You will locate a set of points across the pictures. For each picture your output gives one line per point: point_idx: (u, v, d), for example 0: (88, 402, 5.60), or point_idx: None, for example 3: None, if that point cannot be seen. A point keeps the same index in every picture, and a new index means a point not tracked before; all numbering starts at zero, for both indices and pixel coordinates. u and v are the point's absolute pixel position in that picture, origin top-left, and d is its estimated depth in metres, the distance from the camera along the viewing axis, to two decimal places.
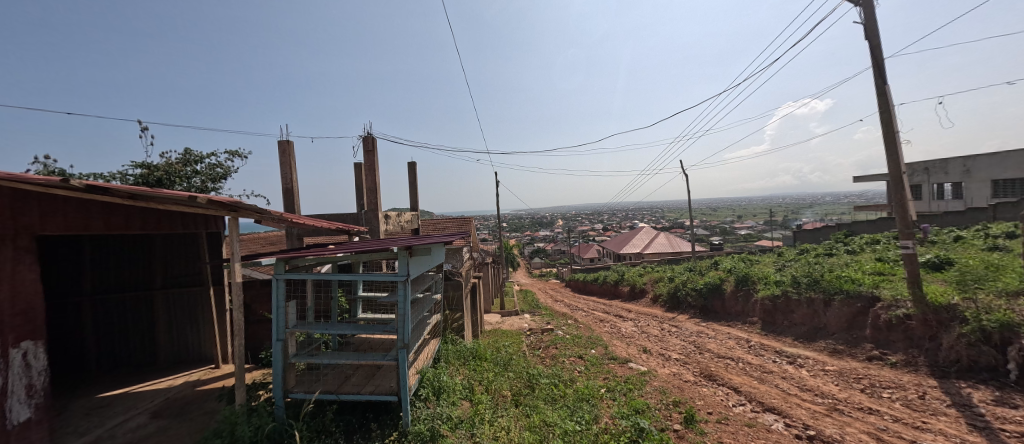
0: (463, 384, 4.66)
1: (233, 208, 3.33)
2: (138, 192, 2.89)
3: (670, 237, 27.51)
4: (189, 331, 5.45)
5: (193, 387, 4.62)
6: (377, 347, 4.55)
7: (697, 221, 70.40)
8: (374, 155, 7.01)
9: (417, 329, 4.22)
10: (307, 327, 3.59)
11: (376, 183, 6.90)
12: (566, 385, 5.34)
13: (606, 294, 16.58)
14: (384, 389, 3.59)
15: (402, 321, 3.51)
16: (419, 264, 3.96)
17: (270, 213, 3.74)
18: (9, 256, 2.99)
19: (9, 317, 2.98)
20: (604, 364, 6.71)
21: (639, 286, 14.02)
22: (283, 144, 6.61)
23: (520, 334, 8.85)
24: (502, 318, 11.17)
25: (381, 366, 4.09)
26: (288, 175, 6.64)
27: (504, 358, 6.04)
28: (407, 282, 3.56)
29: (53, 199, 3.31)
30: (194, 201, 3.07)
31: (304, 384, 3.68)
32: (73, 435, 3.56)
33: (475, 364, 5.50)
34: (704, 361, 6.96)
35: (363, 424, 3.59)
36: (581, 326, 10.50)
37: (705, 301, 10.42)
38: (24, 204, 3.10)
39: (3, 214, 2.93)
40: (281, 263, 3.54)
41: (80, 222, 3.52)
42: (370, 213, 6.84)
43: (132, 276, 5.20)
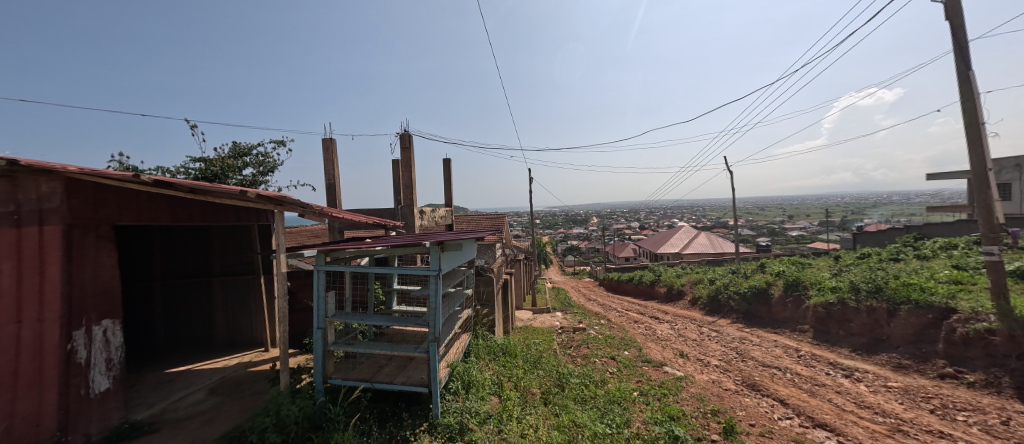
0: (493, 379, 4.68)
1: (279, 202, 3.54)
2: (197, 187, 3.15)
3: (711, 236, 26.18)
4: (241, 316, 5.86)
5: (244, 367, 4.99)
6: (410, 339, 4.67)
7: (741, 222, 66.56)
8: (410, 151, 7.18)
9: (448, 323, 4.29)
10: (344, 316, 3.76)
11: (412, 179, 7.07)
12: (597, 386, 5.23)
13: (641, 295, 16.07)
14: (415, 380, 3.68)
15: (433, 315, 3.58)
16: (451, 259, 4.03)
17: (313, 208, 3.93)
18: (91, 243, 3.36)
19: (92, 297, 3.37)
20: (637, 367, 6.49)
21: (677, 288, 13.46)
22: (326, 142, 6.95)
23: (551, 332, 8.78)
24: (534, 315, 11.13)
25: (413, 358, 4.19)
26: (330, 171, 6.98)
27: (534, 355, 6.01)
28: (439, 277, 3.63)
29: (127, 192, 3.67)
30: (244, 195, 3.29)
31: (341, 371, 3.85)
32: (143, 406, 3.96)
33: (505, 360, 5.52)
34: (747, 369, 6.54)
35: (395, 413, 3.70)
36: (614, 326, 10.23)
37: (750, 306, 9.81)
38: (104, 197, 3.47)
39: (86, 206, 3.30)
40: (322, 255, 3.72)
41: (150, 214, 3.87)
42: (405, 208, 7.04)
43: (194, 264, 5.71)
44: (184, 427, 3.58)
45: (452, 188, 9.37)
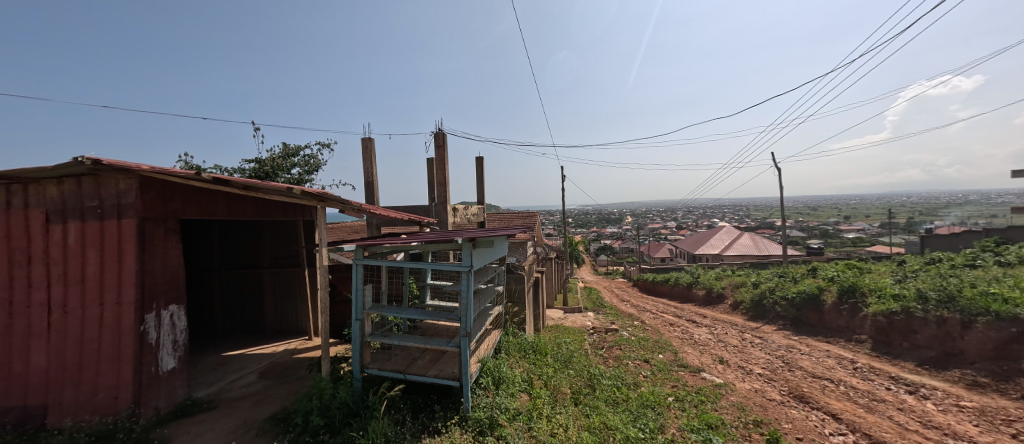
0: (523, 377, 4.68)
1: (321, 199, 3.72)
2: (250, 184, 3.38)
3: (755, 237, 24.74)
4: (288, 306, 6.22)
5: (290, 354, 5.32)
6: (442, 333, 4.79)
7: (789, 222, 62.35)
8: (444, 150, 7.33)
9: (480, 319, 4.34)
10: (381, 309, 3.90)
11: (445, 177, 7.22)
12: (629, 389, 5.10)
13: (678, 297, 15.47)
14: (447, 373, 3.76)
15: (465, 310, 3.64)
16: (482, 256, 4.07)
17: (353, 204, 4.11)
18: (161, 235, 3.71)
19: (162, 283, 3.72)
20: (673, 371, 6.26)
21: (717, 291, 12.83)
22: (365, 141, 7.25)
23: (583, 332, 8.66)
24: (565, 314, 11.01)
25: (445, 352, 4.28)
26: (369, 170, 7.27)
27: (565, 354, 5.94)
28: (470, 273, 3.69)
29: (190, 190, 4.02)
30: (290, 192, 3.50)
31: (378, 362, 4.01)
32: (203, 385, 4.33)
33: (536, 358, 5.50)
34: (795, 380, 6.09)
35: (427, 404, 3.79)
36: (648, 328, 9.92)
37: (798, 313, 9.16)
38: (171, 193, 3.82)
39: (158, 202, 3.65)
40: (361, 249, 3.88)
41: (209, 209, 4.19)
42: (439, 206, 7.20)
43: (247, 256, 6.14)
44: (237, 406, 3.87)
45: (484, 186, 9.48)
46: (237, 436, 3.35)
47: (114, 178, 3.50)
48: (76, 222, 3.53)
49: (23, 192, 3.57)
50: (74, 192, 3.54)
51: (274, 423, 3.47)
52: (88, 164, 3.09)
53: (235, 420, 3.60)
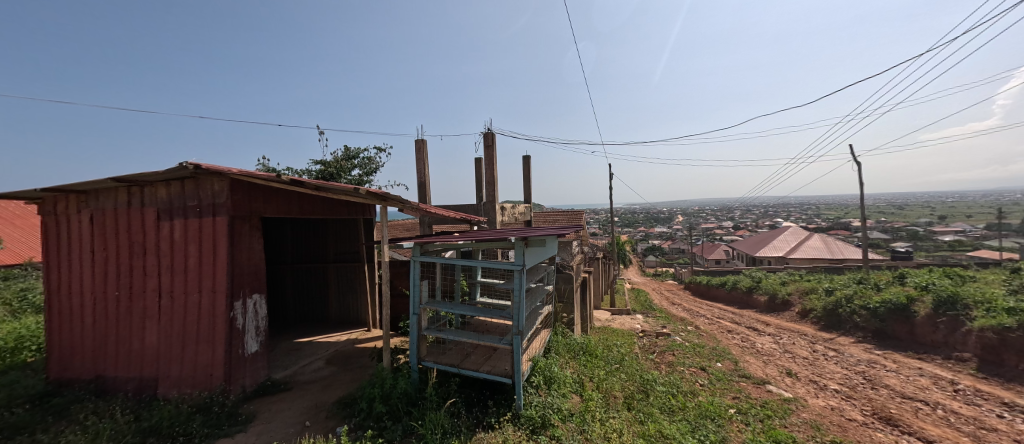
0: (574, 378, 4.62)
1: (383, 198, 3.94)
2: (321, 185, 3.66)
3: (826, 239, 22.44)
4: (349, 299, 6.62)
5: (353, 343, 5.70)
6: (493, 330, 4.86)
7: (868, 222, 55.68)
8: (492, 150, 7.44)
9: (531, 318, 4.34)
10: (436, 304, 4.05)
11: (494, 176, 7.32)
12: (686, 397, 4.85)
13: (735, 301, 14.43)
14: (499, 370, 3.82)
15: (517, 308, 3.66)
16: (534, 255, 4.07)
17: (412, 203, 4.30)
18: (247, 231, 4.13)
19: (247, 275, 4.13)
20: (733, 382, 5.85)
21: (782, 297, 11.80)
22: (419, 142, 7.56)
23: (632, 335, 8.38)
24: (612, 316, 10.72)
25: (497, 349, 4.34)
26: (422, 170, 7.57)
27: (616, 357, 5.78)
28: (523, 271, 3.70)
29: (270, 191, 4.42)
30: (356, 192, 3.74)
31: (433, 355, 4.16)
32: (280, 367, 4.78)
33: (586, 359, 5.41)
34: (880, 400, 5.43)
35: (481, 399, 3.87)
36: (703, 334, 9.36)
37: (882, 324, 8.15)
38: (255, 193, 4.23)
39: (245, 201, 4.06)
40: (417, 247, 4.05)
41: (285, 208, 4.58)
42: (488, 204, 7.32)
43: (314, 251, 6.65)
44: (309, 389, 4.23)
45: (531, 186, 9.49)
46: (310, 416, 3.65)
47: (210, 180, 3.96)
48: (180, 219, 4.03)
49: (141, 193, 4.16)
50: (178, 193, 4.05)
51: (341, 407, 3.74)
52: (190, 168, 3.51)
53: (308, 402, 3.93)
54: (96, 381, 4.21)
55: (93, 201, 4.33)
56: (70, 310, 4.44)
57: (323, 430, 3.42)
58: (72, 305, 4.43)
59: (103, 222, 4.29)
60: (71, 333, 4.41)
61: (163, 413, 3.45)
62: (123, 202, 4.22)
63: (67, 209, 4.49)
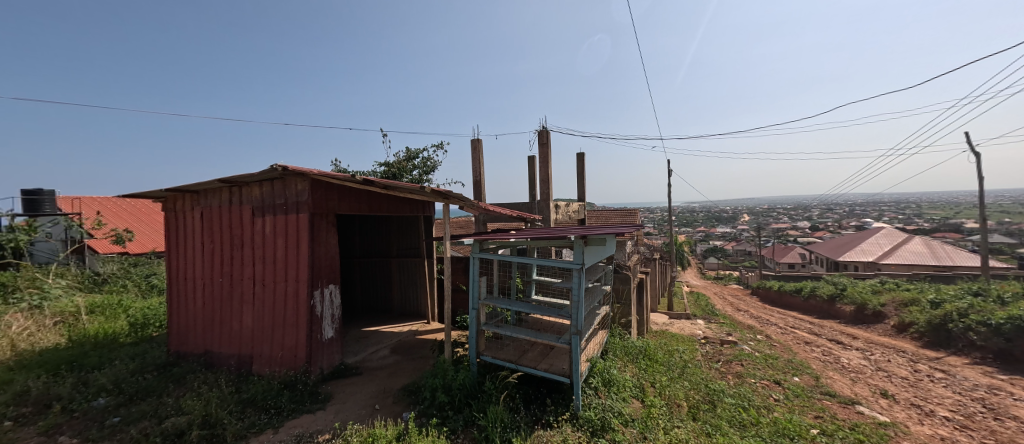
0: (634, 382, 4.45)
1: (445, 196, 4.08)
2: (390, 184, 3.88)
3: (930, 242, 19.37)
4: (410, 292, 6.97)
5: (414, 334, 6.01)
6: (549, 329, 4.84)
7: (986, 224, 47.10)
8: (547, 147, 7.41)
9: (589, 318, 4.25)
10: (494, 300, 4.12)
11: (549, 174, 7.28)
12: (759, 412, 4.45)
13: (814, 310, 12.99)
14: (557, 369, 3.79)
15: (576, 308, 3.61)
16: (594, 254, 3.97)
17: (472, 201, 4.41)
18: (325, 227, 4.50)
19: (325, 267, 4.50)
20: (814, 399, 5.27)
21: (873, 308, 10.40)
22: (475, 142, 7.75)
23: (693, 341, 7.90)
24: (671, 320, 10.19)
25: (554, 347, 4.33)
26: (478, 169, 7.74)
27: (678, 364, 5.48)
28: (582, 270, 3.64)
29: (344, 189, 4.78)
30: (422, 190, 3.92)
31: (491, 350, 4.25)
32: (352, 353, 5.18)
33: (645, 364, 5.19)
34: (1007, 433, 4.58)
35: (538, 397, 3.88)
36: (776, 345, 8.56)
37: (1009, 344, 6.87)
38: (331, 192, 4.59)
39: (323, 200, 4.43)
40: (477, 244, 4.14)
41: (356, 205, 4.92)
42: (543, 202, 7.30)
43: (379, 246, 7.10)
44: (377, 375, 4.54)
45: (585, 184, 9.31)
46: (379, 400, 3.90)
47: (295, 181, 4.38)
48: (270, 216, 4.51)
49: (239, 192, 4.72)
50: (269, 193, 4.53)
51: (407, 394, 3.95)
52: (279, 170, 3.92)
53: (377, 386, 4.21)
54: (205, 355, 4.87)
55: (202, 200, 5.01)
56: (185, 293, 5.18)
57: (391, 414, 3.64)
58: (186, 289, 5.17)
59: (210, 218, 4.94)
60: (185, 313, 5.14)
61: (257, 387, 3.90)
62: (226, 200, 4.83)
63: (183, 206, 5.25)
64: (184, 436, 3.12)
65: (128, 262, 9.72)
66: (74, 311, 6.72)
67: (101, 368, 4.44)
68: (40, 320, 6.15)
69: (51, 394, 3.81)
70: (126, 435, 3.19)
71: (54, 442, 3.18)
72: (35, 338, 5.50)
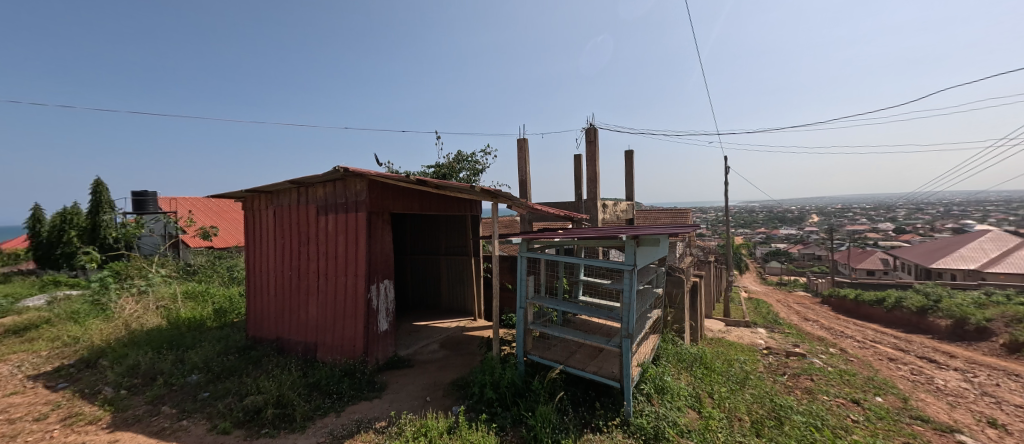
0: (689, 391, 4.21)
1: (494, 195, 4.13)
2: (441, 184, 4.00)
3: None
4: (458, 289, 7.15)
5: (462, 331, 6.17)
6: (598, 331, 4.73)
7: None
8: (595, 145, 7.24)
9: (640, 321, 4.09)
10: (541, 300, 4.09)
11: (596, 173, 7.12)
12: (835, 433, 4.01)
13: (900, 323, 11.50)
14: (607, 372, 3.69)
15: (627, 310, 3.49)
16: (646, 255, 3.81)
17: (520, 200, 4.42)
18: (380, 225, 4.74)
19: (380, 263, 4.75)
20: (903, 424, 4.65)
21: (977, 323, 8.98)
22: (521, 141, 7.77)
23: (754, 350, 7.32)
24: (727, 327, 9.53)
25: (603, 350, 4.22)
26: (524, 168, 7.76)
27: (738, 375, 5.10)
28: (633, 272, 3.50)
29: (398, 189, 5.01)
30: (472, 189, 3.99)
31: (539, 349, 4.23)
32: (404, 345, 5.42)
33: (701, 372, 4.89)
34: None
35: (587, 400, 3.80)
36: (853, 360, 7.69)
37: None
38: (386, 192, 4.82)
39: (379, 199, 4.68)
40: (525, 243, 4.13)
41: (409, 205, 5.14)
42: (590, 202, 7.16)
43: (429, 243, 7.37)
44: (428, 368, 4.71)
45: (634, 182, 8.98)
46: (430, 393, 4.04)
47: (354, 182, 4.66)
48: (332, 214, 4.85)
49: (305, 193, 5.12)
50: (331, 193, 4.87)
51: (456, 388, 4.05)
52: (341, 171, 4.20)
53: (428, 379, 4.37)
54: (277, 341, 5.35)
55: (275, 199, 5.50)
56: (260, 284, 5.73)
57: (442, 407, 3.75)
58: (261, 280, 5.71)
59: (282, 216, 5.42)
60: (260, 302, 5.68)
61: (322, 373, 4.21)
62: (295, 200, 5.26)
63: (259, 205, 5.80)
64: (262, 413, 3.44)
65: (214, 255, 10.97)
66: (173, 297, 7.71)
67: (193, 348, 5.04)
68: (147, 304, 7.14)
69: (155, 368, 4.40)
70: (215, 409, 3.59)
71: (159, 410, 3.66)
72: (143, 319, 6.40)
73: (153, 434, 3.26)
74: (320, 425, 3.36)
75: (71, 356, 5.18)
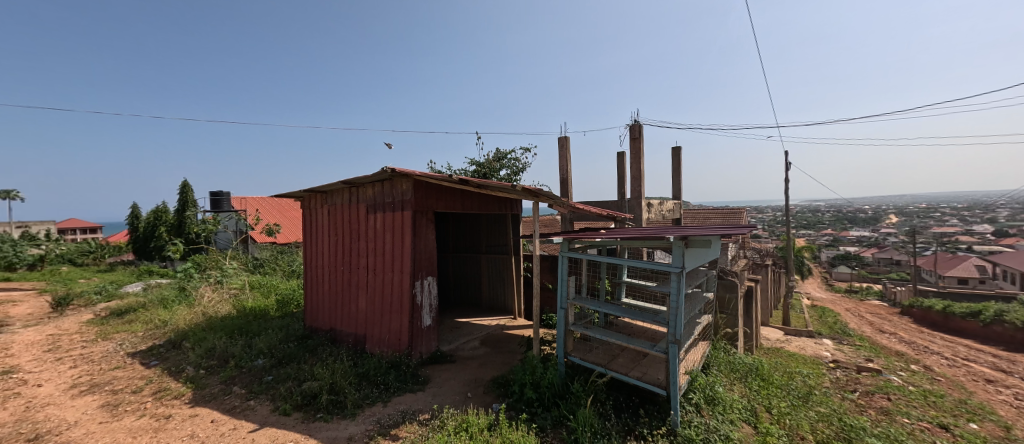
0: (744, 404, 3.92)
1: (535, 194, 4.10)
2: (484, 183, 4.04)
3: None
4: (498, 287, 7.21)
5: (502, 329, 6.22)
6: (642, 335, 4.56)
7: None
8: (639, 142, 6.98)
9: (688, 327, 3.88)
10: (583, 301, 4.00)
11: (641, 171, 6.86)
12: None
13: (1002, 340, 9.94)
14: (652, 378, 3.54)
15: (674, 314, 3.31)
16: (695, 257, 3.58)
17: (562, 199, 4.36)
18: (425, 224, 4.89)
19: (424, 260, 4.90)
20: None
21: None
22: (562, 140, 7.68)
23: (819, 363, 6.68)
24: (787, 336, 8.79)
25: (647, 355, 4.06)
26: (565, 167, 7.66)
27: (800, 389, 4.67)
28: (682, 275, 3.31)
29: (441, 188, 5.13)
30: (513, 189, 4.00)
31: (580, 351, 4.15)
32: (446, 341, 5.57)
33: (757, 385, 4.53)
34: None
35: (630, 406, 3.67)
36: (941, 380, 6.76)
37: None
38: (430, 191, 4.96)
39: (423, 198, 4.82)
40: (566, 243, 4.06)
41: (451, 204, 5.26)
42: (634, 201, 6.91)
43: (470, 242, 7.50)
44: (469, 364, 4.80)
45: (681, 180, 8.55)
46: (471, 389, 4.10)
47: (400, 182, 4.85)
48: (380, 213, 5.09)
49: (356, 192, 5.42)
50: (380, 192, 5.10)
51: (497, 386, 4.08)
52: (389, 172, 4.38)
53: (469, 375, 4.45)
54: (330, 331, 5.72)
55: (329, 199, 5.88)
56: (316, 278, 6.14)
57: (482, 404, 3.80)
58: (317, 274, 6.13)
59: (335, 214, 5.78)
60: (316, 294, 6.11)
61: (371, 364, 4.43)
62: (347, 199, 5.59)
63: (315, 204, 6.22)
64: (317, 398, 3.69)
65: (277, 250, 11.95)
66: (243, 287, 8.52)
67: (259, 334, 5.53)
68: (222, 293, 7.94)
69: (229, 351, 4.88)
70: (277, 392, 3.90)
71: (230, 389, 4.06)
72: (219, 306, 7.13)
73: (226, 411, 3.62)
74: (368, 413, 3.54)
75: (161, 337, 5.89)
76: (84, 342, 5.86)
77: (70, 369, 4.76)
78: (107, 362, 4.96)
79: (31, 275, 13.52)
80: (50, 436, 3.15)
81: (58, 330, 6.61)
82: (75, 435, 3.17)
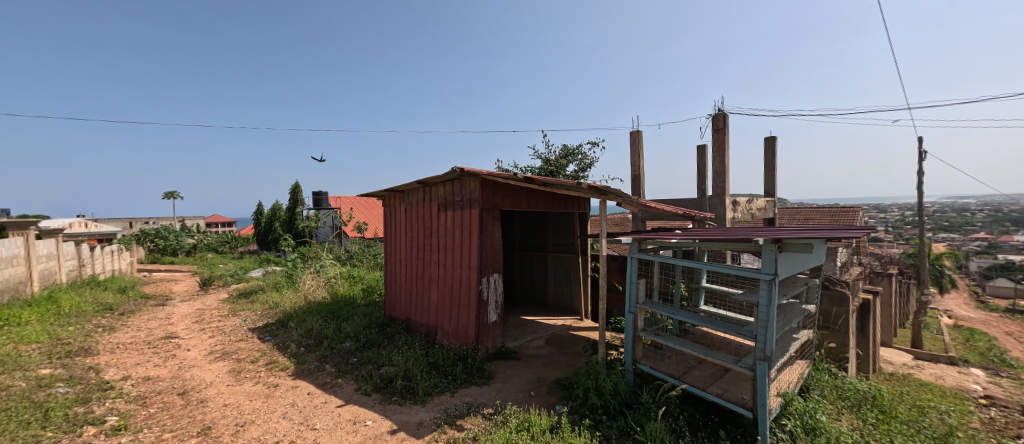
0: (856, 439, 3.30)
1: (602, 192, 3.92)
2: (549, 181, 3.97)
3: None
4: (565, 287, 7.10)
5: (567, 330, 6.10)
6: (723, 347, 4.10)
7: None
8: (724, 133, 6.30)
9: (781, 343, 3.39)
10: (653, 305, 3.73)
11: (725, 165, 6.20)
12: None
13: None
14: (734, 397, 3.17)
15: (764, 327, 2.91)
16: (792, 263, 3.10)
17: (631, 198, 4.11)
18: (492, 222, 4.97)
19: (491, 257, 5.00)
20: None
21: None
22: (634, 134, 7.26)
23: (964, 398, 5.36)
24: (917, 361, 7.24)
25: (730, 370, 3.65)
26: (637, 163, 7.24)
27: (936, 429, 3.78)
28: (773, 283, 2.88)
29: (508, 187, 5.20)
30: (579, 186, 3.87)
31: (650, 359, 3.88)
32: (512, 338, 5.64)
33: (875, 417, 3.78)
34: None
35: (708, 426, 3.34)
36: None
37: None
38: (497, 190, 5.04)
39: (491, 197, 4.92)
40: (636, 243, 3.81)
41: (517, 202, 5.29)
42: (718, 198, 6.26)
43: (537, 240, 7.49)
44: (533, 363, 4.79)
45: (776, 174, 7.52)
46: (535, 388, 4.09)
47: (469, 181, 5.02)
48: (450, 211, 5.33)
49: (429, 192, 5.76)
50: (450, 191, 5.35)
51: (560, 388, 4.01)
52: (458, 171, 4.57)
53: (532, 374, 4.45)
54: (406, 321, 6.18)
55: (405, 198, 6.35)
56: (394, 271, 6.68)
57: (545, 404, 3.77)
58: (395, 267, 6.66)
59: (411, 212, 6.21)
60: (394, 285, 6.63)
61: (441, 354, 4.67)
62: (421, 198, 5.97)
63: (394, 203, 6.75)
64: (394, 382, 3.99)
65: (364, 243, 13.27)
66: (337, 276, 9.63)
67: (348, 319, 6.19)
68: (320, 281, 9.07)
69: (323, 333, 5.54)
70: (360, 373, 4.32)
71: (323, 367, 4.61)
72: (317, 292, 8.15)
73: (319, 385, 4.11)
74: (437, 402, 3.73)
75: (273, 316, 6.92)
76: (221, 316, 7.15)
77: (210, 338, 5.85)
78: (235, 335, 5.98)
79: (187, 259, 16.94)
80: (194, 392, 3.89)
81: (203, 305, 8.18)
82: (210, 393, 3.87)
